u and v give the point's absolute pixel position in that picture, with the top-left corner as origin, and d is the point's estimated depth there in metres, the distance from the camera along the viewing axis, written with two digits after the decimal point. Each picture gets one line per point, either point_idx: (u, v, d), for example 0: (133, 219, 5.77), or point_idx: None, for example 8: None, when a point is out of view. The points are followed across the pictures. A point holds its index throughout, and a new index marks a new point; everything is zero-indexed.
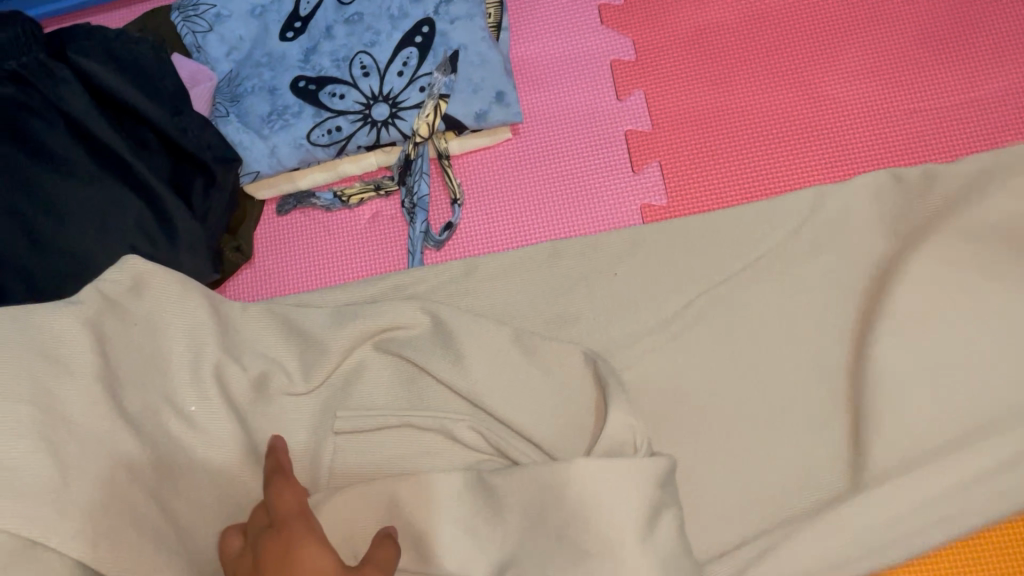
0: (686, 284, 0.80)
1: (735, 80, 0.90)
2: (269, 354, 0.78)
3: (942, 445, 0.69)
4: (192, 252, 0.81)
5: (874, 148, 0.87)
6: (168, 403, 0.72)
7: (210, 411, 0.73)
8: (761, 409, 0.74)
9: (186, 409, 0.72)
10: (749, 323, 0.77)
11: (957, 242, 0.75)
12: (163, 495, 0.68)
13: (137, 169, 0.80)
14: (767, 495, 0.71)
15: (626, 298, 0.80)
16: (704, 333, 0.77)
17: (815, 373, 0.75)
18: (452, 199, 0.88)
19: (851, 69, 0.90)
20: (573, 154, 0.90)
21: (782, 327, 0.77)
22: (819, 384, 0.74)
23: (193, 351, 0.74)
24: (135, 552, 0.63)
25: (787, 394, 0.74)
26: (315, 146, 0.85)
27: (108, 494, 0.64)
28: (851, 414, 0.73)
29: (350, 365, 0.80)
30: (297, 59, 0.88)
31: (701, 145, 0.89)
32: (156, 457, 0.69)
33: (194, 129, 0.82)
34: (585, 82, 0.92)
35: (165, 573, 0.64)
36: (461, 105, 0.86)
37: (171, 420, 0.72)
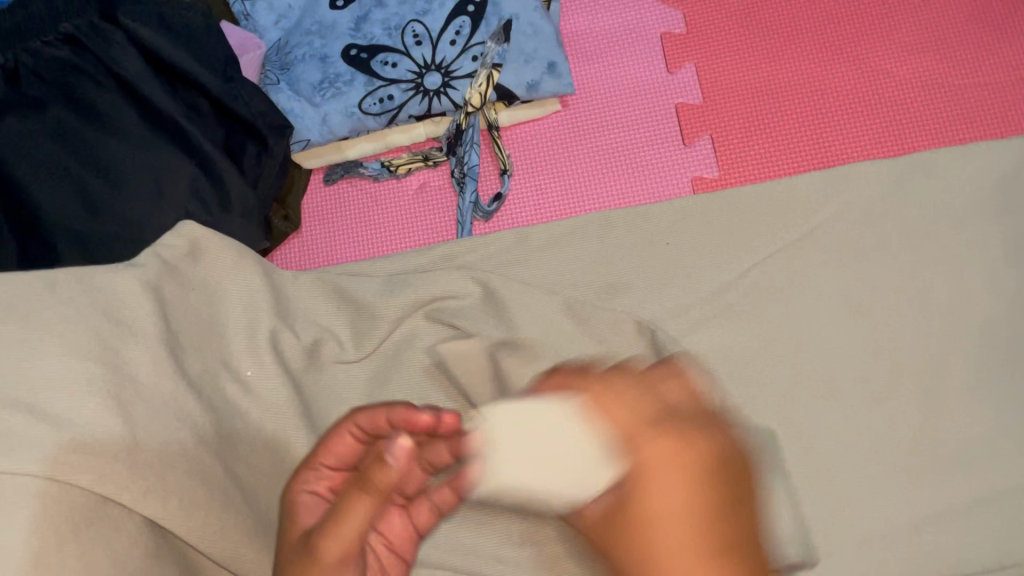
0: (733, 259, 0.81)
1: (788, 53, 0.89)
2: (317, 320, 0.83)
3: (975, 418, 0.73)
4: (244, 217, 0.82)
5: (929, 125, 0.85)
6: (226, 367, 0.76)
7: (265, 375, 0.77)
8: (808, 382, 0.76)
9: (243, 373, 0.77)
10: (795, 299, 0.78)
11: (993, 227, 0.79)
12: (226, 455, 0.72)
13: (189, 133, 0.80)
14: (812, 466, 0.73)
15: (674, 269, 0.81)
16: (752, 307, 0.79)
17: (861, 347, 0.76)
18: (502, 169, 0.87)
19: (907, 42, 0.88)
20: (622, 126, 0.89)
21: (828, 303, 0.78)
22: (864, 360, 0.76)
23: (248, 318, 0.78)
24: (203, 510, 0.66)
25: (831, 368, 0.76)
26: (366, 115, 0.85)
27: (175, 454, 0.66)
28: (894, 387, 0.75)
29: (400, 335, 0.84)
30: (348, 27, 0.87)
31: (752, 119, 0.88)
32: (215, 419, 0.72)
33: (245, 95, 0.83)
34: (634, 54, 0.91)
35: (232, 529, 0.68)
36: (513, 75, 0.85)
37: (229, 384, 0.76)
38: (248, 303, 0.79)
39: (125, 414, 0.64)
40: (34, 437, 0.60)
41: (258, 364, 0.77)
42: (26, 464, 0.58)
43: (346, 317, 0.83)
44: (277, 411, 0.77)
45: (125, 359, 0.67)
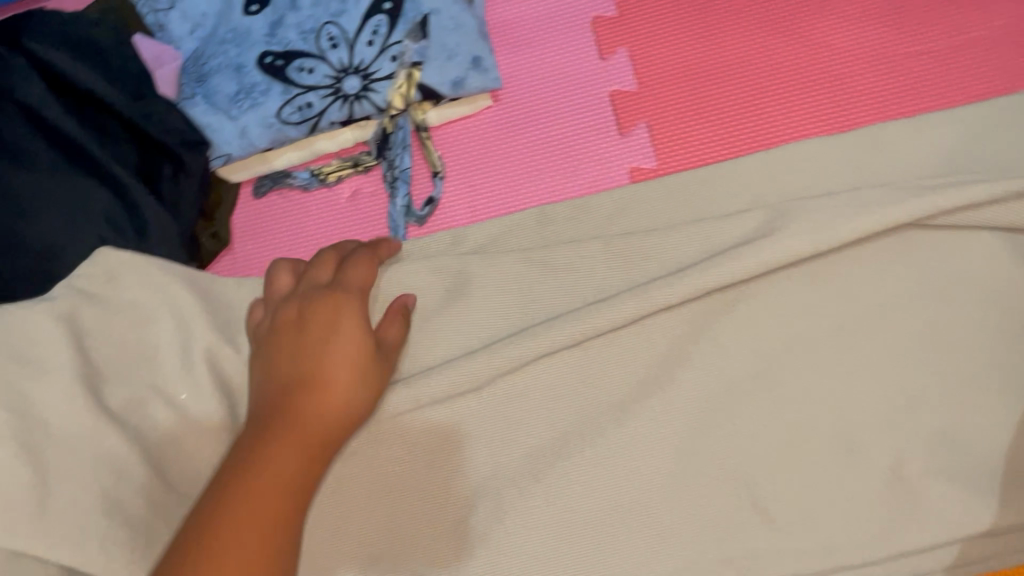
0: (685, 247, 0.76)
1: (724, 31, 0.85)
2: None
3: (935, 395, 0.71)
4: (164, 242, 0.79)
5: (875, 97, 0.82)
6: (158, 393, 0.70)
7: (200, 397, 0.70)
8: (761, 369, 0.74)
9: (177, 397, 0.70)
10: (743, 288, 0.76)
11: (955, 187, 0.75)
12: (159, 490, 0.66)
13: (101, 158, 0.77)
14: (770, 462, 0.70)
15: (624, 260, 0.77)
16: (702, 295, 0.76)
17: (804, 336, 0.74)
18: (433, 171, 0.85)
19: (847, 12, 0.84)
20: (558, 118, 0.85)
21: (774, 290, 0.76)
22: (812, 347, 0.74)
23: (179, 338, 0.72)
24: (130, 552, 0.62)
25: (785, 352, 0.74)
26: (286, 125, 0.82)
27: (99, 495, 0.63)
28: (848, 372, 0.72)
29: None
30: (263, 34, 0.84)
31: (691, 102, 0.84)
32: (146, 451, 0.67)
33: (158, 114, 0.80)
34: (565, 42, 0.87)
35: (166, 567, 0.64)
36: (437, 73, 0.81)
37: (158, 407, 0.69)
38: (181, 321, 0.73)
39: (36, 459, 0.62)
40: None
41: (193, 386, 0.70)
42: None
43: None
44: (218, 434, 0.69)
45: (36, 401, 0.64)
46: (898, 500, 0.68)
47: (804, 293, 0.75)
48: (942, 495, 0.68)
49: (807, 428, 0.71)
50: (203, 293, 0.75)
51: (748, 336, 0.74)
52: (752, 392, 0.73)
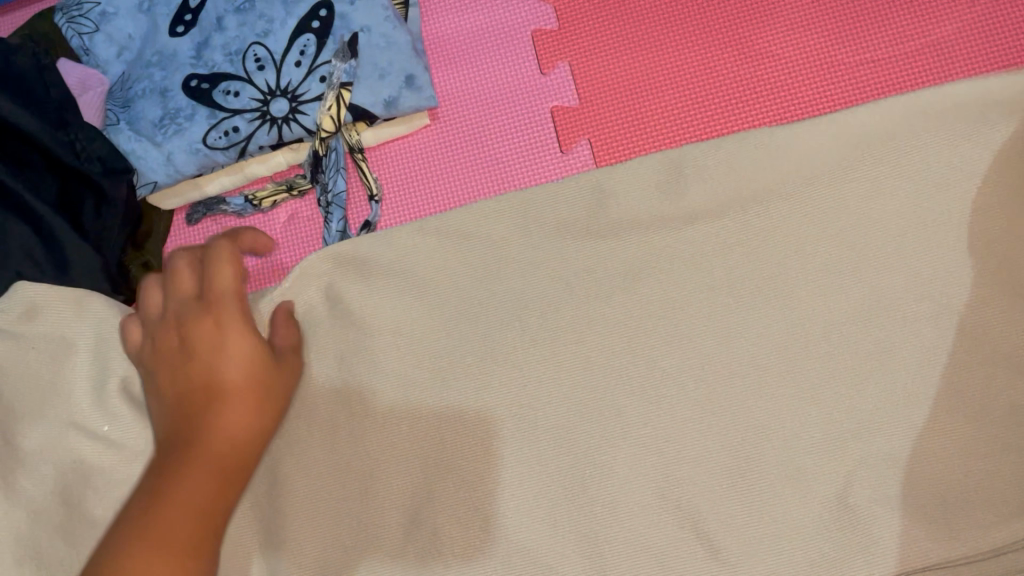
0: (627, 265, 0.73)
1: (667, 43, 0.82)
2: None
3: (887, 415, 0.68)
4: (89, 280, 0.76)
5: (820, 109, 0.79)
6: (75, 428, 0.68)
7: (122, 428, 0.69)
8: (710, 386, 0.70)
9: (98, 430, 0.69)
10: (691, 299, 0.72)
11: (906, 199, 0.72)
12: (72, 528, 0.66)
13: (17, 190, 0.73)
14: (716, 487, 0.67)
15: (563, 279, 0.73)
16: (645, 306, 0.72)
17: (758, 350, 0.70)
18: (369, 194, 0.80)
19: (793, 20, 0.81)
20: (497, 136, 0.83)
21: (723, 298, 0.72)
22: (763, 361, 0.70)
23: (96, 371, 0.70)
24: None
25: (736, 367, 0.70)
26: (213, 150, 0.79)
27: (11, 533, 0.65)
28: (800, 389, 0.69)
29: None
30: (189, 56, 0.81)
31: (633, 118, 0.81)
32: (61, 488, 0.67)
33: (80, 142, 0.77)
34: (504, 57, 0.84)
35: None
36: (368, 93, 0.79)
37: (81, 442, 0.68)
38: (96, 352, 0.70)
39: None
40: None
41: (112, 419, 0.69)
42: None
43: None
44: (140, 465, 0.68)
45: None
46: (845, 530, 0.66)
47: (760, 302, 0.71)
48: (889, 526, 0.66)
49: (755, 450, 0.68)
50: (126, 323, 0.72)
51: (696, 351, 0.70)
52: (697, 417, 0.69)
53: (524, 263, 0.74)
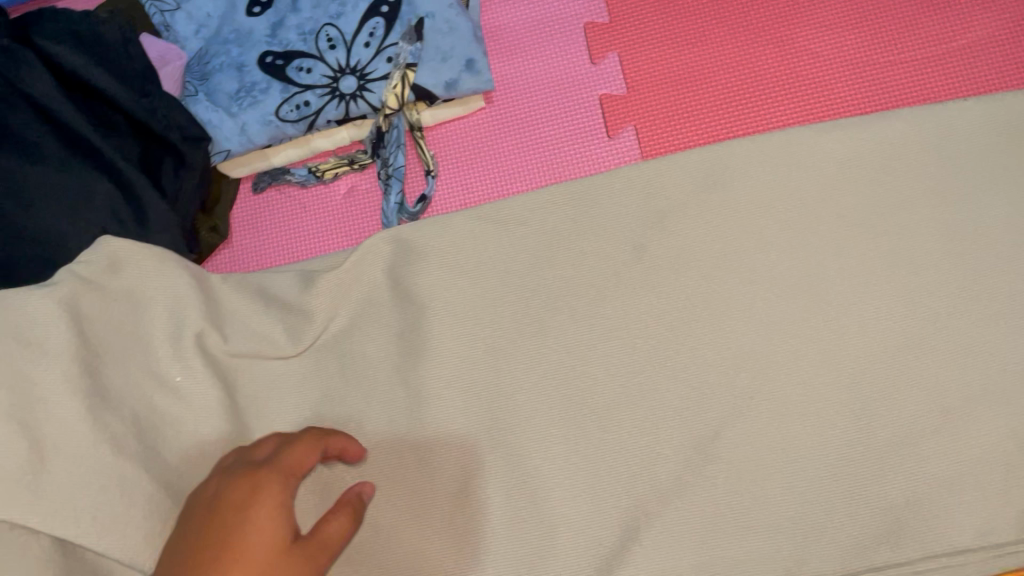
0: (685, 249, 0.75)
1: (710, 39, 0.87)
2: (253, 327, 0.76)
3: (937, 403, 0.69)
4: (163, 232, 0.81)
5: (855, 105, 0.84)
6: (152, 376, 0.72)
7: (196, 380, 0.73)
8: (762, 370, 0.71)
9: (173, 380, 0.72)
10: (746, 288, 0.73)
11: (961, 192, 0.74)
12: (153, 468, 0.69)
13: (105, 152, 0.80)
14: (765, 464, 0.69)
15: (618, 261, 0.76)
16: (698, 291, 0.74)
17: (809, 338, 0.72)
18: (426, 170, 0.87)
19: (830, 21, 0.86)
20: (549, 120, 0.88)
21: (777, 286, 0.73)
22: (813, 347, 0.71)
23: (174, 322, 0.74)
24: (123, 522, 0.66)
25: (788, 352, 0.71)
26: (284, 123, 0.85)
27: (97, 471, 0.66)
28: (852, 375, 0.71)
29: (337, 333, 0.77)
30: (265, 34, 0.87)
31: (677, 107, 0.86)
32: (139, 430, 0.69)
33: (161, 109, 0.83)
34: (558, 47, 0.89)
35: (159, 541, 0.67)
36: (431, 75, 0.84)
37: (157, 393, 0.72)
38: (173, 306, 0.74)
39: (32, 436, 0.65)
40: None
41: (186, 369, 0.72)
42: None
43: (278, 316, 0.76)
44: (209, 416, 0.72)
45: (35, 381, 0.66)
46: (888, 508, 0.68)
47: (814, 290, 0.73)
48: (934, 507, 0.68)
49: (805, 429, 0.70)
50: (199, 284, 0.75)
51: (749, 332, 0.72)
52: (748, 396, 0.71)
53: (576, 241, 0.77)
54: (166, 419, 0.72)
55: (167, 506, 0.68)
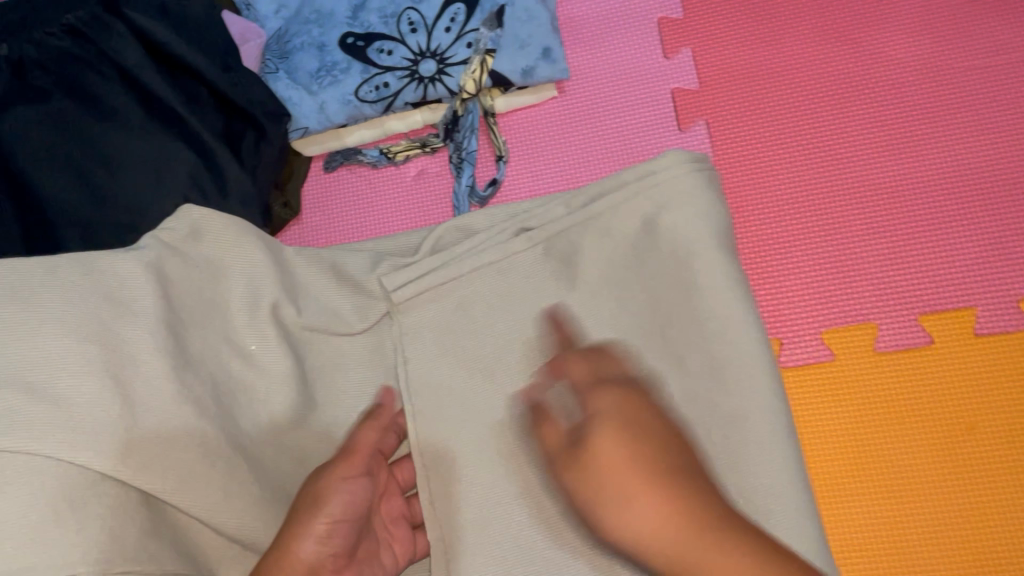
0: None
1: (786, 36, 0.89)
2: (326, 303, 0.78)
3: None
4: (242, 205, 0.83)
5: (927, 110, 0.85)
6: (228, 342, 0.73)
7: (269, 348, 0.74)
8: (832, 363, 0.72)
9: (247, 348, 0.73)
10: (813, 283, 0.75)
11: None
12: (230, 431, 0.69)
13: (189, 122, 0.82)
14: None
15: None
16: None
17: None
18: (498, 155, 0.88)
19: (906, 24, 0.87)
20: (620, 112, 0.89)
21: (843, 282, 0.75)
22: None
23: (250, 293, 0.74)
24: (205, 483, 0.65)
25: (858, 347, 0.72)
26: (363, 103, 0.86)
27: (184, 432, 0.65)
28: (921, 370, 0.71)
29: None
30: (346, 16, 0.89)
31: (749, 103, 0.87)
32: (217, 395, 0.70)
33: (243, 84, 0.85)
34: (632, 41, 0.90)
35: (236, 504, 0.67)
36: (508, 62, 0.85)
37: (230, 359, 0.73)
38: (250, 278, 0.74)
39: (122, 393, 0.64)
40: (34, 416, 0.60)
41: (261, 337, 0.73)
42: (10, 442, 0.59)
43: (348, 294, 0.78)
44: (282, 386, 0.73)
45: (124, 338, 0.66)
46: None
47: None
48: None
49: None
50: (274, 258, 0.77)
51: None
52: None
53: None
54: (238, 387, 0.72)
55: (239, 470, 0.68)
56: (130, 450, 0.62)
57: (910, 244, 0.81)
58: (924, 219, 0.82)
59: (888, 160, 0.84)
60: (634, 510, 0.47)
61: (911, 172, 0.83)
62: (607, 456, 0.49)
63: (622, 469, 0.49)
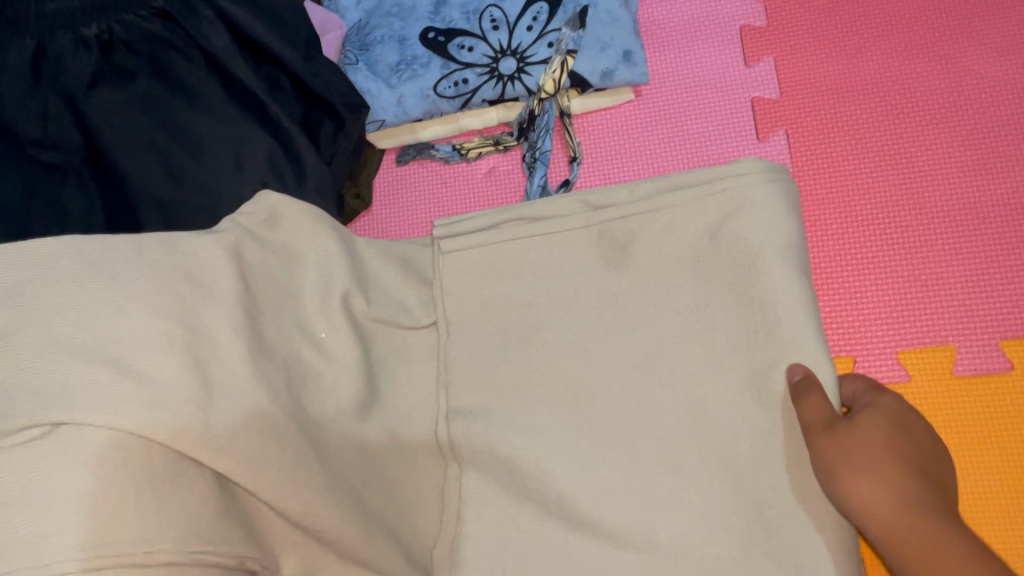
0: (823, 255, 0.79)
1: (874, 50, 0.87)
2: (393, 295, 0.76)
3: None
4: (318, 194, 0.84)
5: (1016, 130, 0.83)
6: (301, 329, 0.70)
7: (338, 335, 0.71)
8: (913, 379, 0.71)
9: (318, 336, 0.71)
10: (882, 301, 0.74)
11: None
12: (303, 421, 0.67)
13: (271, 110, 0.83)
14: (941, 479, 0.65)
15: None
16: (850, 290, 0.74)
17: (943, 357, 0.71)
18: (571, 156, 0.86)
19: (998, 45, 0.86)
20: (697, 119, 0.88)
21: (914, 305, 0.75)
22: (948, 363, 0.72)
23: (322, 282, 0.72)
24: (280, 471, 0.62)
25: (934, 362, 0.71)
26: (441, 98, 0.86)
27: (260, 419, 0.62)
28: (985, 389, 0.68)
29: None
30: (428, 10, 0.89)
31: (832, 114, 0.86)
32: (290, 382, 0.67)
33: (325, 74, 0.85)
34: (713, 47, 0.90)
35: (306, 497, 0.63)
36: (588, 63, 0.85)
37: (303, 346, 0.70)
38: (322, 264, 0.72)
39: (203, 375, 0.61)
40: (118, 393, 0.57)
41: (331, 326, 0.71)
42: (95, 416, 0.56)
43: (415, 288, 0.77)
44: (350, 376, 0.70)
45: (205, 320, 0.63)
46: None
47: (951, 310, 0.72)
48: None
49: None
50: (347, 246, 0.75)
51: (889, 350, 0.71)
52: None
53: None
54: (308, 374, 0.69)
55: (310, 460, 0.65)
56: (210, 435, 0.59)
57: (995, 264, 0.80)
58: (1010, 241, 0.80)
59: (976, 180, 0.82)
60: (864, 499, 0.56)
61: (997, 194, 0.82)
62: (837, 449, 0.58)
63: (850, 460, 0.57)
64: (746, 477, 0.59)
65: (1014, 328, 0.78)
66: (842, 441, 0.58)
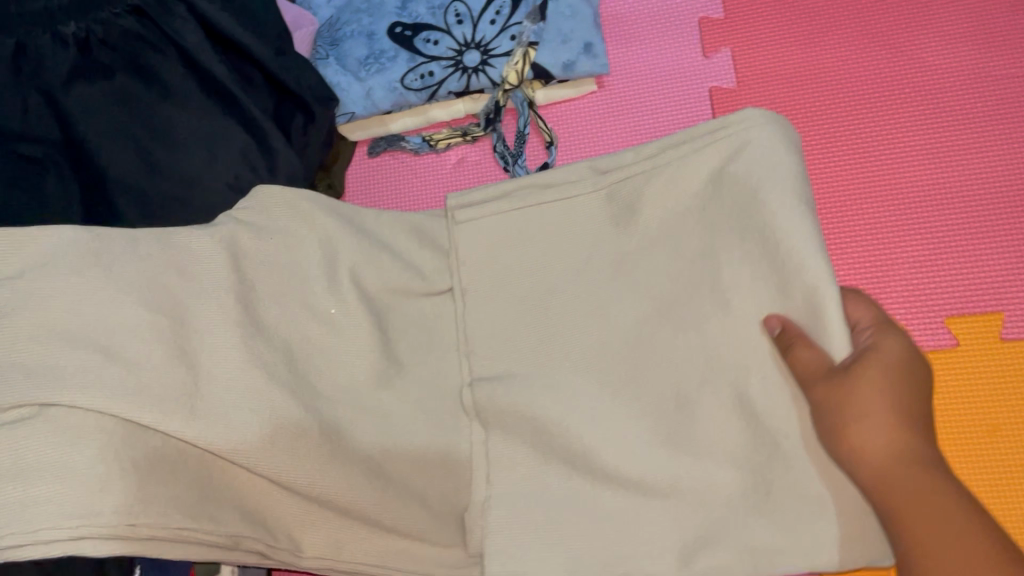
0: None
1: (828, 40, 0.90)
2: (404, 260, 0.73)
3: None
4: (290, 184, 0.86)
5: (965, 116, 0.85)
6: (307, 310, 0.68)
7: (349, 313, 0.69)
8: None
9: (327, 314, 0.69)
10: None
11: None
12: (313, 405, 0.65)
13: (243, 103, 0.86)
14: None
15: None
16: None
17: None
18: (547, 142, 0.89)
19: (948, 33, 0.88)
20: (658, 109, 0.91)
21: None
22: None
23: (323, 253, 0.70)
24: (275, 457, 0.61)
25: None
26: (408, 90, 0.89)
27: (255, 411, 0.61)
28: None
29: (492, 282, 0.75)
30: (395, 6, 0.92)
31: (788, 103, 0.88)
32: (287, 358, 0.66)
33: (295, 69, 0.88)
34: (673, 38, 0.92)
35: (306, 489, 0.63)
36: (550, 55, 0.88)
37: (311, 326, 0.68)
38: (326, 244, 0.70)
39: (188, 361, 0.62)
40: (104, 380, 0.58)
41: (343, 304, 0.69)
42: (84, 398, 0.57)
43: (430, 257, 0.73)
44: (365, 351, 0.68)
45: (192, 313, 0.63)
46: None
47: None
48: None
49: None
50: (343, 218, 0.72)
51: None
52: None
53: None
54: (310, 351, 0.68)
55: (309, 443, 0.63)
56: (196, 418, 0.59)
57: (947, 246, 0.81)
58: (961, 222, 0.82)
59: (929, 164, 0.84)
60: (869, 445, 0.49)
61: (948, 178, 0.84)
62: (838, 393, 0.52)
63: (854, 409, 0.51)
64: (760, 460, 0.57)
65: (984, 306, 0.79)
66: (843, 385, 0.52)
